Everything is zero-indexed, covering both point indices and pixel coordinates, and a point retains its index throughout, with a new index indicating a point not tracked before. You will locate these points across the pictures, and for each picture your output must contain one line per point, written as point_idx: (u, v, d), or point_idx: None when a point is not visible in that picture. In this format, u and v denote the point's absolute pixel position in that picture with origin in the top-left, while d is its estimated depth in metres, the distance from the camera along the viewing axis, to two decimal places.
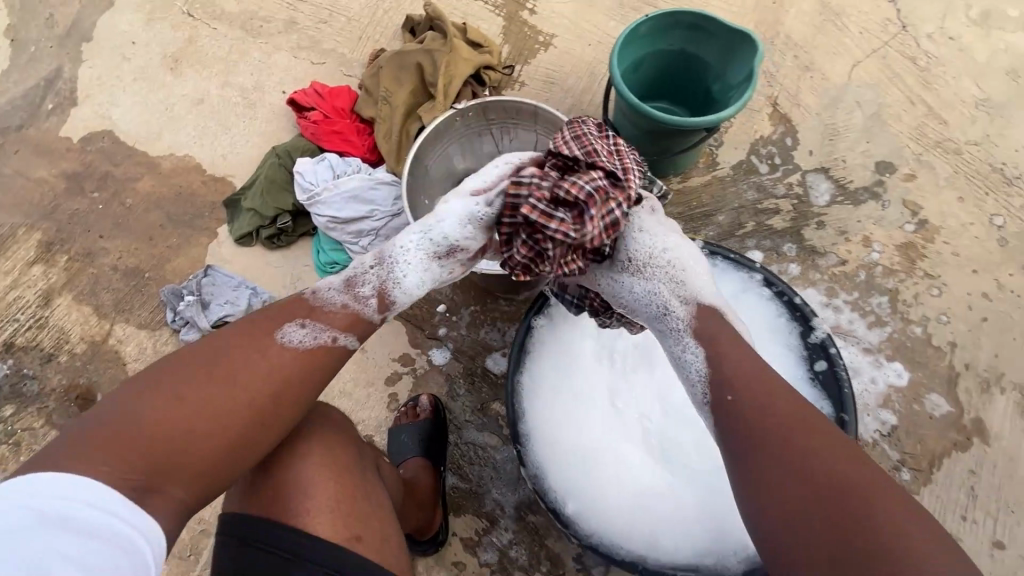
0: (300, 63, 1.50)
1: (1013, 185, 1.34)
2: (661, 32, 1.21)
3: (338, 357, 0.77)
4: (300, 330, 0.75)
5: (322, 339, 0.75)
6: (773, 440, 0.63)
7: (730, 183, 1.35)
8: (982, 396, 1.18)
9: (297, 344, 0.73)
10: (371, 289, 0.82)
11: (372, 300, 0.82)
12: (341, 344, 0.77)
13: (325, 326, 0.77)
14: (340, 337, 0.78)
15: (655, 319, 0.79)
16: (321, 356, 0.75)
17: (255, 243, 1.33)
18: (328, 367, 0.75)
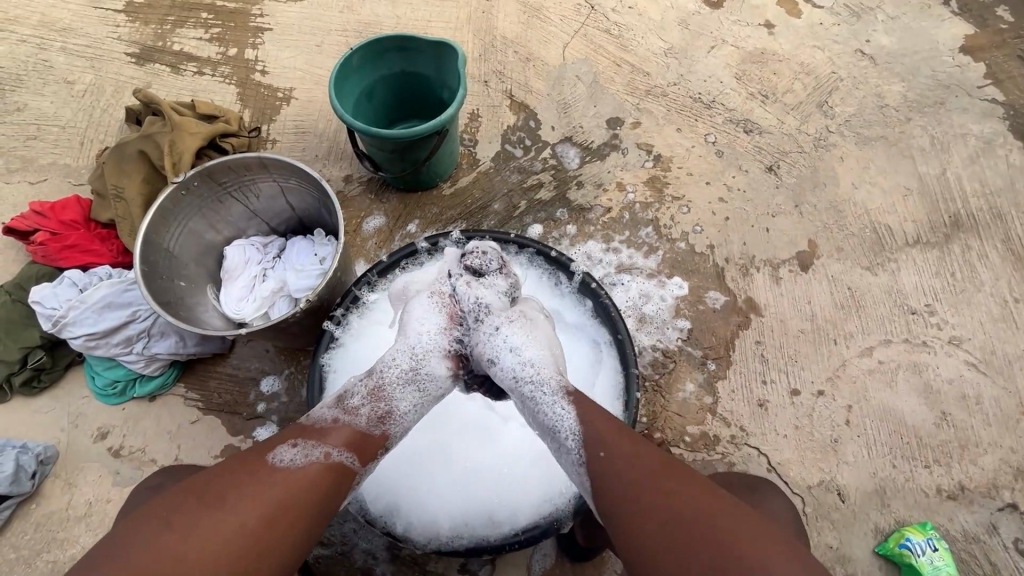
0: (20, 190, 1.38)
1: (712, 108, 1.61)
2: (377, 59, 1.27)
3: (331, 471, 0.70)
4: (293, 449, 0.70)
5: (314, 454, 0.70)
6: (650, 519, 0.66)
7: (494, 174, 1.46)
8: (744, 278, 1.39)
9: (290, 460, 0.69)
10: (361, 398, 0.79)
11: (364, 410, 0.77)
12: (337, 462, 0.71)
13: (316, 442, 0.72)
14: (338, 450, 0.72)
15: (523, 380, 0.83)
16: (314, 477, 0.69)
17: (12, 395, 1.16)
18: (316, 479, 0.69)
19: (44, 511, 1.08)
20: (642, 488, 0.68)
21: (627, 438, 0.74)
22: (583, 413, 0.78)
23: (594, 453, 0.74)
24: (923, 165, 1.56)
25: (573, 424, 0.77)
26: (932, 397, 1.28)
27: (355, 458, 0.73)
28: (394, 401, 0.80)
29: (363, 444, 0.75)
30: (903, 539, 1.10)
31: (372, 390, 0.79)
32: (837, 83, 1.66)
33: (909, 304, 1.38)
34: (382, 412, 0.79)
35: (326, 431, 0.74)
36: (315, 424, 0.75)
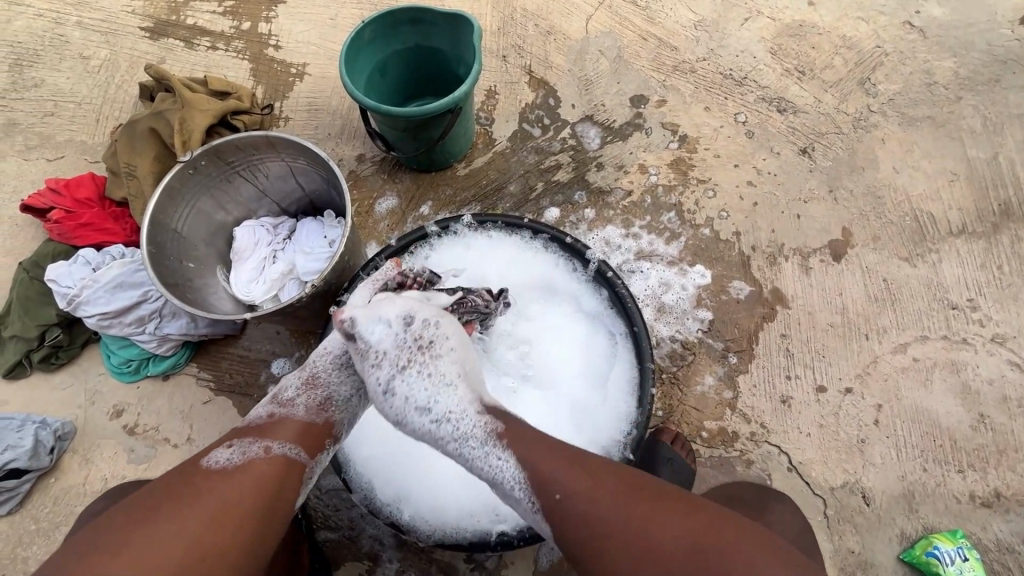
0: (39, 167, 1.39)
1: (743, 85, 1.51)
2: (390, 32, 1.22)
3: (272, 466, 0.73)
4: (227, 450, 0.73)
5: (251, 451, 0.74)
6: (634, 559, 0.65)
7: (511, 154, 1.41)
8: (772, 268, 1.32)
9: (223, 462, 0.71)
10: (295, 393, 0.82)
11: (299, 402, 0.81)
12: (279, 454, 0.74)
13: (254, 438, 0.75)
14: (280, 444, 0.75)
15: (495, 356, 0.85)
16: (260, 474, 0.72)
17: (32, 371, 1.18)
18: (261, 479, 0.71)
19: (63, 485, 1.11)
20: (604, 501, 0.68)
21: (578, 470, 0.72)
22: (525, 456, 0.74)
23: (549, 497, 0.70)
24: (973, 149, 1.44)
25: (516, 473, 0.73)
26: (969, 399, 1.20)
27: (299, 448, 0.76)
28: (330, 388, 0.84)
29: (307, 432, 0.78)
30: (931, 547, 1.05)
31: (305, 379, 0.84)
32: (882, 58, 1.54)
33: (949, 299, 1.30)
34: (320, 399, 0.83)
35: (266, 426, 0.77)
36: (254, 422, 0.78)
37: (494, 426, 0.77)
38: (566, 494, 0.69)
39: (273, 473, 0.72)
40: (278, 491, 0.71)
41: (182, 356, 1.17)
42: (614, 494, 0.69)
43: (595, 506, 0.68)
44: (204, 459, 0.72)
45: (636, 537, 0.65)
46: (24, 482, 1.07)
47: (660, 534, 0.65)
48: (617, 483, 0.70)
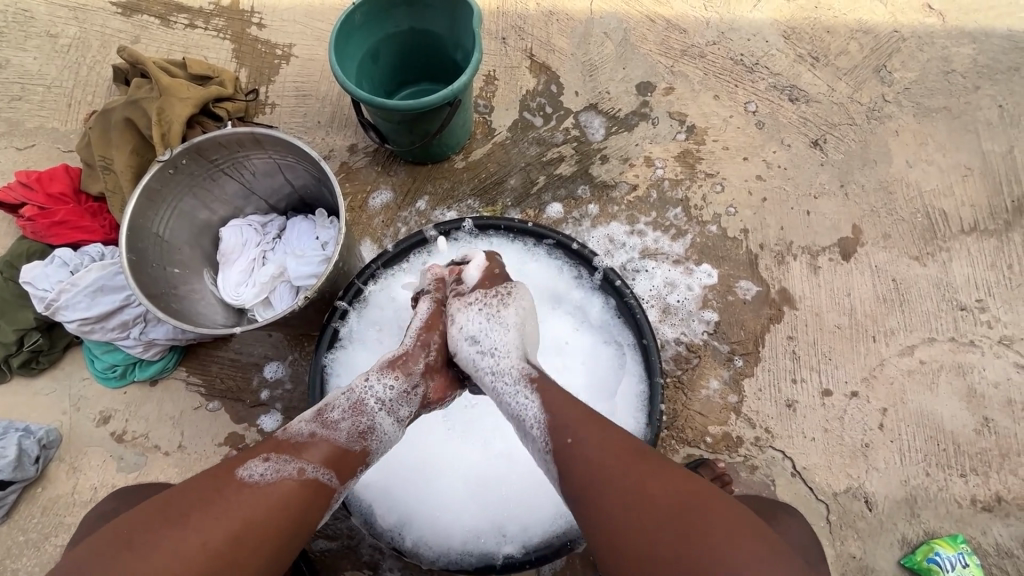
0: (8, 155, 1.31)
1: (755, 71, 1.44)
2: (383, 15, 1.13)
3: (304, 489, 0.69)
4: (262, 464, 0.69)
5: (284, 470, 0.69)
6: (625, 504, 0.64)
7: (511, 145, 1.34)
8: (780, 267, 1.28)
9: (255, 479, 0.67)
10: (340, 412, 0.78)
11: (342, 424, 0.77)
12: (312, 478, 0.70)
13: (290, 457, 0.71)
14: (314, 467, 0.71)
15: (501, 375, 0.83)
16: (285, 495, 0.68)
17: (12, 375, 1.13)
18: (288, 502, 0.67)
19: (50, 495, 1.08)
20: (611, 460, 0.68)
21: (595, 423, 0.72)
22: (547, 401, 0.77)
23: (560, 441, 0.72)
24: (988, 143, 1.39)
25: (538, 414, 0.76)
26: (974, 402, 1.19)
27: (332, 475, 0.72)
28: (376, 417, 0.79)
29: (342, 460, 0.74)
30: (932, 554, 1.07)
31: (352, 404, 0.79)
32: (899, 44, 1.47)
33: (958, 299, 1.27)
34: (363, 427, 0.78)
35: (303, 446, 0.73)
36: (293, 438, 0.74)
37: (526, 370, 0.82)
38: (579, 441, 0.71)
39: (298, 496, 0.68)
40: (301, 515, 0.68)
41: (170, 361, 1.13)
42: (622, 452, 0.68)
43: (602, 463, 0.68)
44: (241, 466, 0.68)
45: (637, 499, 0.64)
46: (7, 494, 1.03)
47: (659, 505, 0.63)
48: (630, 448, 0.69)
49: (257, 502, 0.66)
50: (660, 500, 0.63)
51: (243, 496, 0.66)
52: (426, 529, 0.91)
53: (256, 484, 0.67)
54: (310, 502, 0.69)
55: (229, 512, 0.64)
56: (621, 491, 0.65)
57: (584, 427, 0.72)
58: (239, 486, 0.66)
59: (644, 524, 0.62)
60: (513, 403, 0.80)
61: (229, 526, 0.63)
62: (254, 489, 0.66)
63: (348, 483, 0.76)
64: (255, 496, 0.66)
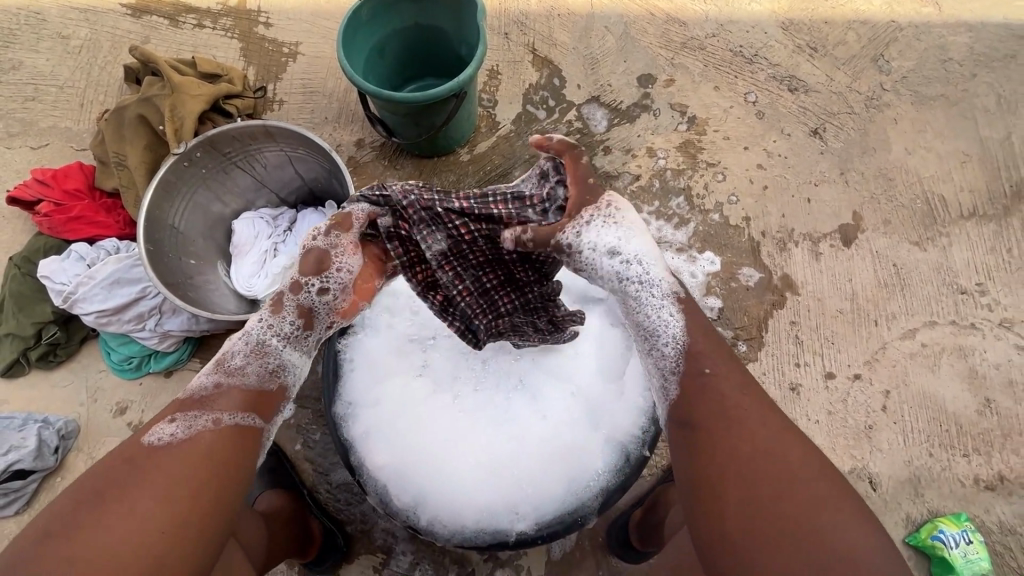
0: (23, 154, 1.33)
1: (754, 62, 1.46)
2: (390, 10, 1.16)
3: (228, 435, 0.68)
4: (172, 425, 0.66)
5: (198, 424, 0.67)
6: (739, 443, 0.63)
7: (516, 138, 1.37)
8: (782, 253, 1.30)
9: (171, 441, 0.65)
10: (240, 358, 0.73)
11: (247, 368, 0.73)
12: (229, 425, 0.69)
13: (198, 411, 0.68)
14: (228, 414, 0.69)
15: (643, 292, 0.76)
16: (206, 444, 0.66)
17: (30, 369, 1.16)
18: (215, 450, 0.66)
19: (70, 483, 1.10)
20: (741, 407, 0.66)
21: (731, 362, 0.71)
22: (689, 325, 0.74)
23: (697, 367, 0.71)
24: (986, 129, 1.41)
25: (677, 333, 0.73)
26: (976, 384, 1.21)
27: (252, 416, 0.71)
28: (284, 355, 0.76)
29: (258, 401, 0.72)
30: (936, 531, 1.09)
31: (254, 348, 0.74)
32: (896, 33, 1.49)
33: (959, 283, 1.29)
34: (274, 367, 0.75)
35: (209, 398, 0.70)
36: (196, 395, 0.70)
37: (675, 290, 0.76)
38: (716, 373, 0.70)
39: (224, 443, 0.67)
40: (232, 457, 0.66)
41: (184, 352, 1.15)
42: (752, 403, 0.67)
43: (730, 404, 0.67)
44: (147, 434, 0.66)
45: (752, 448, 0.63)
46: (26, 483, 1.06)
47: (780, 462, 0.62)
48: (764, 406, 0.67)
49: (179, 459, 0.64)
50: (777, 457, 0.62)
51: (156, 461, 0.63)
52: (438, 511, 0.93)
53: (168, 446, 0.65)
54: (239, 446, 0.68)
55: (147, 480, 0.62)
56: (747, 439, 0.64)
57: (723, 365, 0.71)
58: (152, 453, 0.64)
59: (748, 471, 0.62)
60: (647, 326, 0.75)
61: (154, 491, 0.61)
62: (169, 450, 0.64)
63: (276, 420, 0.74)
64: (174, 455, 0.64)
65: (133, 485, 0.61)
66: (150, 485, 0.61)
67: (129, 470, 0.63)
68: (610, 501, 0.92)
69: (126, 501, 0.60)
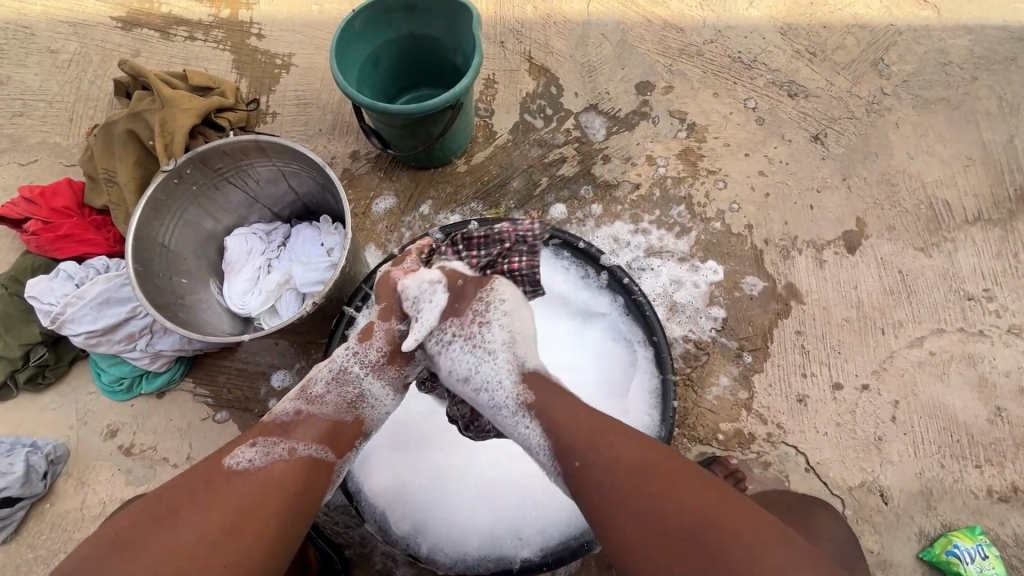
0: (11, 171, 1.31)
1: (753, 68, 1.45)
2: (383, 20, 1.14)
3: (301, 467, 0.71)
4: (253, 450, 0.70)
5: (276, 452, 0.71)
6: (630, 491, 0.64)
7: (513, 148, 1.35)
8: (786, 261, 1.28)
9: (251, 465, 0.68)
10: (323, 385, 0.80)
11: (328, 396, 0.79)
12: (304, 455, 0.72)
13: (279, 438, 0.72)
14: (306, 445, 0.73)
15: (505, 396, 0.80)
16: (282, 474, 0.69)
17: (18, 392, 1.13)
18: (290, 479, 0.69)
19: (59, 510, 1.07)
20: (614, 475, 0.66)
21: (609, 429, 0.71)
22: (548, 424, 0.74)
23: (570, 463, 0.70)
24: (989, 132, 1.40)
25: (541, 440, 0.74)
26: (986, 393, 1.19)
27: (326, 450, 0.74)
28: (364, 384, 0.81)
29: (334, 434, 0.77)
30: (951, 546, 1.06)
31: (336, 375, 0.80)
32: (895, 37, 1.48)
33: (965, 289, 1.26)
34: (351, 397, 0.80)
35: (291, 425, 0.74)
36: (279, 420, 0.75)
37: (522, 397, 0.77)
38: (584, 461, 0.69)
39: (299, 475, 0.71)
40: (303, 490, 0.70)
41: (176, 371, 1.12)
42: (631, 468, 0.66)
43: (623, 465, 0.67)
44: (229, 456, 0.69)
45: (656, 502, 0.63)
46: (13, 511, 1.02)
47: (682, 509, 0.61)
48: (643, 461, 0.67)
49: (256, 485, 0.67)
50: (672, 499, 0.62)
51: (234, 487, 0.66)
52: (440, 538, 0.90)
53: (249, 471, 0.68)
54: (313, 481, 0.71)
55: (222, 502, 0.65)
56: (642, 491, 0.64)
57: (580, 430, 0.71)
58: (231, 474, 0.67)
59: (648, 520, 0.62)
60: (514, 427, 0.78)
61: (227, 511, 0.64)
62: (247, 476, 0.68)
63: (346, 456, 0.78)
64: (250, 481, 0.67)
65: (202, 509, 0.63)
66: (224, 506, 0.64)
67: (209, 488, 0.66)
68: None
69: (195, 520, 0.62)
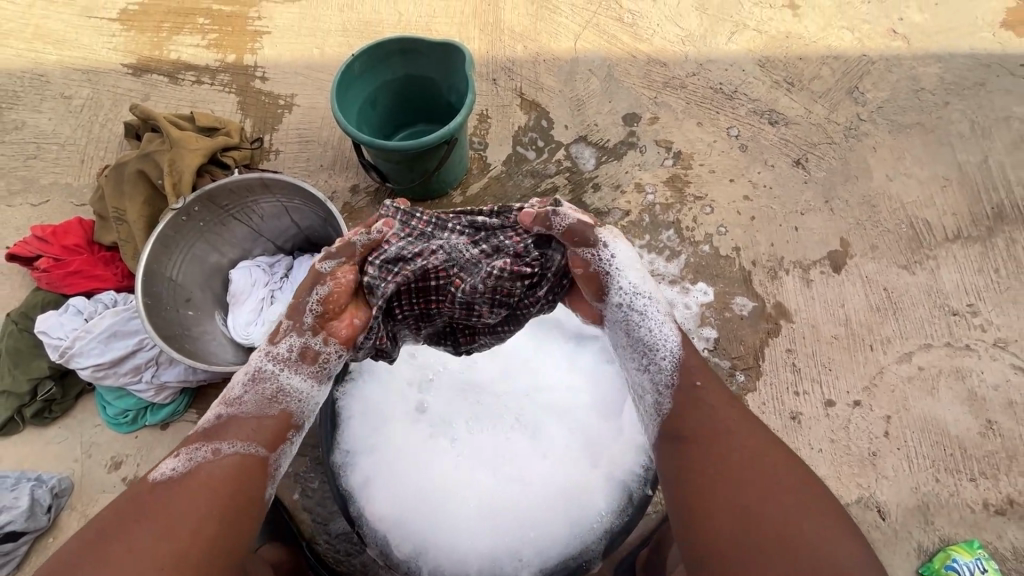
0: (23, 211, 1.36)
1: (734, 98, 1.52)
2: (381, 63, 1.21)
3: (229, 466, 0.70)
4: (175, 461, 0.69)
5: (199, 457, 0.69)
6: (731, 448, 0.69)
7: (507, 178, 1.40)
8: (774, 282, 1.32)
9: (176, 476, 0.68)
10: (239, 388, 0.76)
11: (246, 397, 0.75)
12: (228, 453, 0.70)
13: (200, 444, 0.71)
14: (229, 445, 0.71)
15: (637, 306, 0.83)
16: (207, 476, 0.68)
17: (24, 427, 1.15)
18: (215, 480, 0.68)
19: (61, 544, 1.07)
20: (728, 426, 0.72)
21: (718, 386, 0.78)
22: (682, 341, 0.80)
23: (689, 382, 0.77)
24: (963, 154, 1.46)
25: (673, 349, 0.79)
26: (977, 406, 1.21)
27: (254, 444, 0.72)
28: (282, 379, 0.77)
29: (260, 427, 0.74)
30: (950, 560, 1.07)
31: (251, 375, 0.77)
32: (868, 67, 1.56)
33: (950, 305, 1.30)
34: (271, 391, 0.76)
35: (213, 430, 0.72)
36: (202, 428, 0.73)
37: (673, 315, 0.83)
38: (705, 387, 0.76)
39: (227, 474, 0.69)
40: (232, 487, 0.68)
41: (180, 403, 1.14)
42: (738, 422, 0.72)
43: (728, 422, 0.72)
44: (154, 472, 0.69)
45: (755, 459, 0.68)
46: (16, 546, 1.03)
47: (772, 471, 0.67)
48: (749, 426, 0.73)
49: (178, 492, 0.66)
50: (766, 460, 0.68)
51: (155, 497, 0.66)
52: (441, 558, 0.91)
53: (170, 480, 0.68)
54: (243, 476, 0.70)
55: (148, 515, 0.64)
56: (742, 449, 0.69)
57: (704, 378, 0.77)
58: (155, 488, 0.67)
59: (741, 475, 0.67)
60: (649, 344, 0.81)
61: (152, 524, 0.63)
62: (171, 485, 0.67)
63: (283, 445, 0.75)
64: (173, 491, 0.66)
65: (130, 526, 0.63)
66: (148, 519, 0.64)
67: (135, 505, 0.66)
68: (616, 544, 0.90)
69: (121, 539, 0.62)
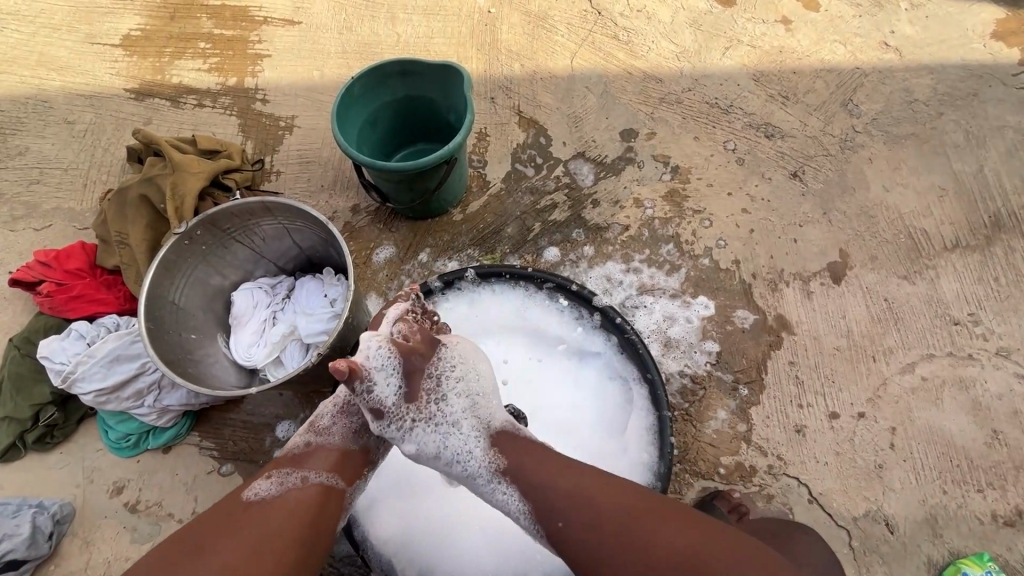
0: (26, 235, 1.36)
1: (730, 113, 1.54)
2: (381, 85, 1.22)
3: (312, 494, 0.74)
4: (267, 482, 0.74)
5: (289, 482, 0.75)
6: (623, 551, 0.68)
7: (507, 195, 1.41)
8: (774, 294, 1.32)
9: (266, 496, 0.73)
10: (329, 418, 0.83)
11: (334, 426, 0.82)
12: (315, 482, 0.76)
13: (291, 469, 0.76)
14: (316, 474, 0.76)
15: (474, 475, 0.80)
16: (295, 500, 0.73)
17: (26, 453, 1.14)
18: (303, 505, 0.73)
19: (63, 571, 1.06)
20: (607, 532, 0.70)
21: (576, 482, 0.75)
22: (524, 492, 0.76)
23: (551, 525, 0.73)
24: (958, 163, 1.47)
25: (519, 507, 0.77)
26: (981, 416, 1.20)
27: (337, 477, 0.77)
28: (369, 415, 0.84)
29: (341, 463, 0.79)
30: (960, 574, 1.05)
31: (341, 407, 0.84)
32: (861, 79, 1.58)
33: (951, 314, 1.30)
34: (357, 425, 0.84)
35: (301, 457, 0.79)
36: (291, 454, 0.79)
37: (497, 464, 0.79)
38: (565, 522, 0.72)
39: (313, 502, 0.74)
40: (315, 514, 0.73)
41: (182, 426, 1.14)
42: (613, 516, 0.70)
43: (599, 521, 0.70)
44: (247, 490, 0.74)
45: (638, 553, 0.67)
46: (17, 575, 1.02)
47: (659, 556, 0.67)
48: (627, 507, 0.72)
49: (274, 510, 0.71)
50: (647, 544, 0.68)
51: (250, 516, 0.70)
52: None
53: (265, 501, 0.72)
54: (324, 507, 0.74)
55: (244, 527, 0.69)
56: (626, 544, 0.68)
57: (561, 507, 0.73)
58: (250, 504, 0.72)
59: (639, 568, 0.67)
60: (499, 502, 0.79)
61: (251, 533, 0.68)
62: (265, 504, 0.72)
63: (356, 483, 0.81)
64: (269, 509, 0.71)
65: (231, 535, 0.67)
66: (247, 529, 0.68)
67: (230, 519, 0.70)
68: None
69: (225, 542, 0.67)
